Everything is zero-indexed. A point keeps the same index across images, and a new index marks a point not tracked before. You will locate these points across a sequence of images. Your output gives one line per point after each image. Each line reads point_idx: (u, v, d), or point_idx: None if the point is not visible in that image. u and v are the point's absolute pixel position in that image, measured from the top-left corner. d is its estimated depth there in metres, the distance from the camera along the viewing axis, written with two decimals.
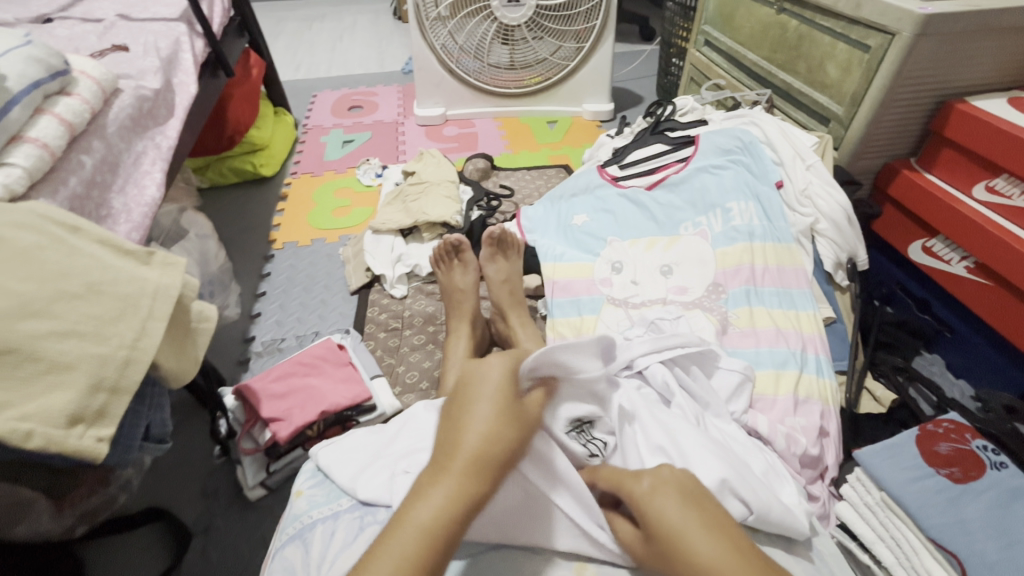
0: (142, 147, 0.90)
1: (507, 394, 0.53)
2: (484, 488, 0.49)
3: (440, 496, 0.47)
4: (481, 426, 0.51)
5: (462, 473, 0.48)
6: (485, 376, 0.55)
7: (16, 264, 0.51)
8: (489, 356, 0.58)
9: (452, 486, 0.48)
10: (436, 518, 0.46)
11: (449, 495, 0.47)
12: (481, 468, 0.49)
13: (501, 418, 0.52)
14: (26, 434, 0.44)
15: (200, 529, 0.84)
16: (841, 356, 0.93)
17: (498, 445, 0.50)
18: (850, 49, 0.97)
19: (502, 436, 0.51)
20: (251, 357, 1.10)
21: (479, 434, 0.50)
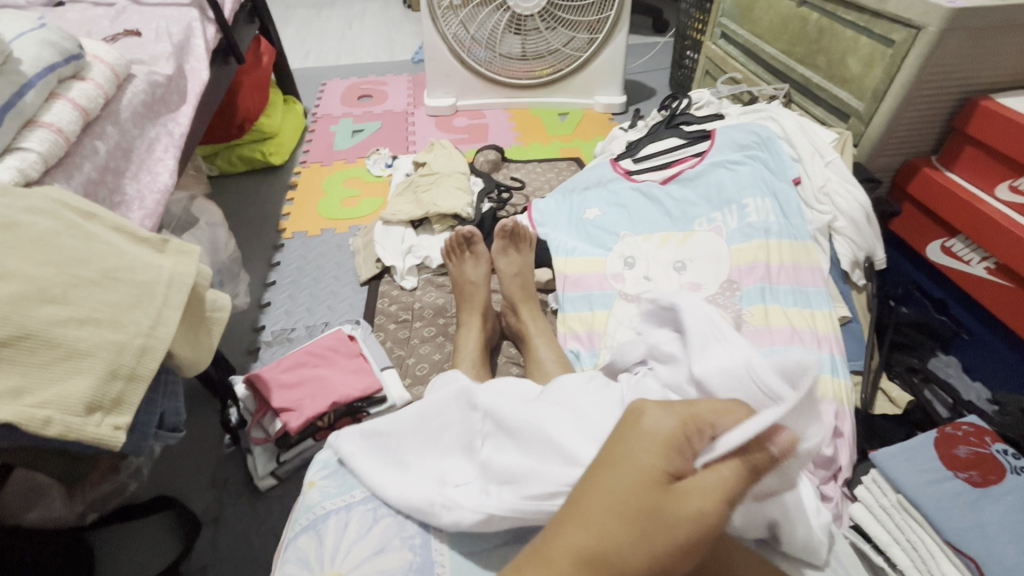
0: (155, 133, 0.89)
1: (653, 491, 0.34)
2: None
3: (586, 545, 0.33)
4: (627, 501, 0.34)
5: (639, 561, 0.33)
6: (630, 454, 0.35)
7: (32, 249, 0.51)
8: (641, 412, 0.38)
9: (616, 547, 0.33)
10: (601, 559, 0.33)
11: (600, 556, 0.33)
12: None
13: (638, 510, 0.34)
14: (45, 421, 0.44)
15: (210, 518, 0.84)
16: (856, 356, 0.91)
17: (619, 565, 0.32)
18: (873, 43, 0.96)
19: (626, 554, 0.33)
20: (261, 346, 1.10)
21: (593, 541, 0.33)
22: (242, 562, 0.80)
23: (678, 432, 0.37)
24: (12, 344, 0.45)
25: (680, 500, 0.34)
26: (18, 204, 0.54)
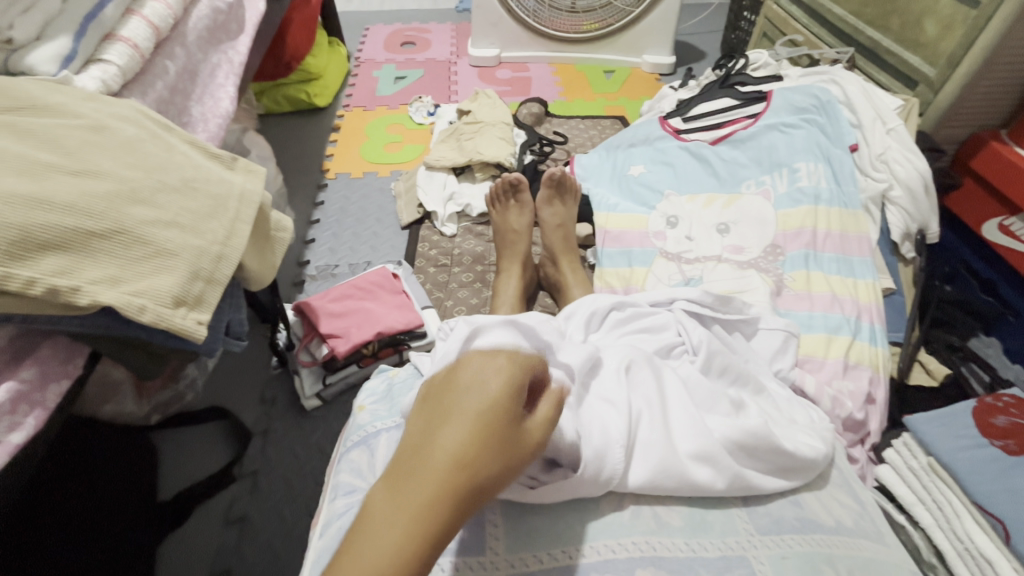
0: (217, 60, 0.90)
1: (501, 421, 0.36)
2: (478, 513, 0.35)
3: (387, 545, 0.31)
4: (458, 449, 0.34)
5: (416, 510, 0.32)
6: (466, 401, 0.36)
7: (120, 152, 0.53)
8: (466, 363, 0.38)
9: (394, 542, 0.31)
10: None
11: (392, 548, 0.31)
12: (454, 508, 0.33)
13: (486, 439, 0.35)
14: (140, 308, 0.47)
15: (259, 431, 0.90)
16: (897, 327, 0.89)
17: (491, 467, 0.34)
18: (955, 4, 0.91)
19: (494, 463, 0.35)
20: (306, 280, 1.14)
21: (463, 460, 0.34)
22: (290, 471, 0.86)
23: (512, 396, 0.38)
24: (110, 237, 0.49)
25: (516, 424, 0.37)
26: (105, 110, 0.57)
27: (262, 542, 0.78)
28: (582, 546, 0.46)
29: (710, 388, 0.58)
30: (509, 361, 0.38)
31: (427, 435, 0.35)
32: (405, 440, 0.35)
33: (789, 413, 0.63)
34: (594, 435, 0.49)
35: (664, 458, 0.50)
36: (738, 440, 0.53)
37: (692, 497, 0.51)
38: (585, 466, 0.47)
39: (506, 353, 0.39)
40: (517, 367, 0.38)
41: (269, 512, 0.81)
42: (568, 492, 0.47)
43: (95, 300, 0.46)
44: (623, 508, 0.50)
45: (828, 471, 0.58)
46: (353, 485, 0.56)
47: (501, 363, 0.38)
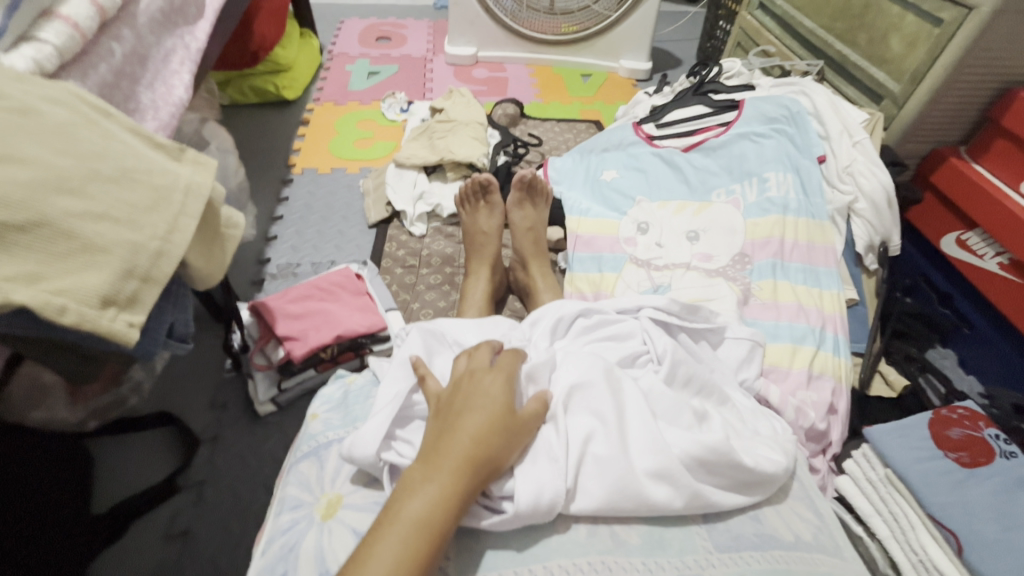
0: (171, 44, 0.85)
1: (501, 410, 0.48)
2: (477, 491, 0.44)
3: (432, 494, 0.42)
4: (475, 431, 0.46)
5: (452, 470, 0.43)
6: (473, 399, 0.49)
7: (49, 137, 0.49)
8: (472, 374, 0.52)
9: (438, 491, 0.42)
10: (430, 513, 0.41)
11: (434, 497, 0.42)
12: (477, 469, 0.44)
13: (492, 426, 0.47)
14: (61, 309, 0.44)
15: (208, 437, 0.86)
16: (859, 337, 0.92)
17: (491, 447, 0.46)
18: (920, 22, 0.93)
19: (495, 441, 0.46)
20: (266, 278, 1.09)
21: (472, 436, 0.46)
22: (240, 480, 0.81)
23: (502, 396, 0.50)
24: (30, 230, 0.45)
25: (512, 418, 0.49)
26: (35, 92, 0.52)
27: (206, 557, 0.74)
28: (535, 567, 0.44)
29: (674, 399, 0.57)
30: (503, 375, 0.52)
31: (448, 425, 0.47)
32: (428, 434, 0.47)
33: (754, 426, 0.63)
34: (531, 466, 0.48)
35: (620, 477, 0.49)
36: (698, 456, 0.51)
37: (650, 515, 0.50)
38: (519, 496, 0.45)
39: (503, 366, 0.54)
40: (509, 379, 0.52)
41: (217, 523, 0.77)
42: (515, 520, 0.46)
43: (9, 299, 0.42)
44: (579, 526, 0.48)
45: (788, 484, 0.57)
46: (300, 499, 0.52)
47: (497, 377, 0.52)
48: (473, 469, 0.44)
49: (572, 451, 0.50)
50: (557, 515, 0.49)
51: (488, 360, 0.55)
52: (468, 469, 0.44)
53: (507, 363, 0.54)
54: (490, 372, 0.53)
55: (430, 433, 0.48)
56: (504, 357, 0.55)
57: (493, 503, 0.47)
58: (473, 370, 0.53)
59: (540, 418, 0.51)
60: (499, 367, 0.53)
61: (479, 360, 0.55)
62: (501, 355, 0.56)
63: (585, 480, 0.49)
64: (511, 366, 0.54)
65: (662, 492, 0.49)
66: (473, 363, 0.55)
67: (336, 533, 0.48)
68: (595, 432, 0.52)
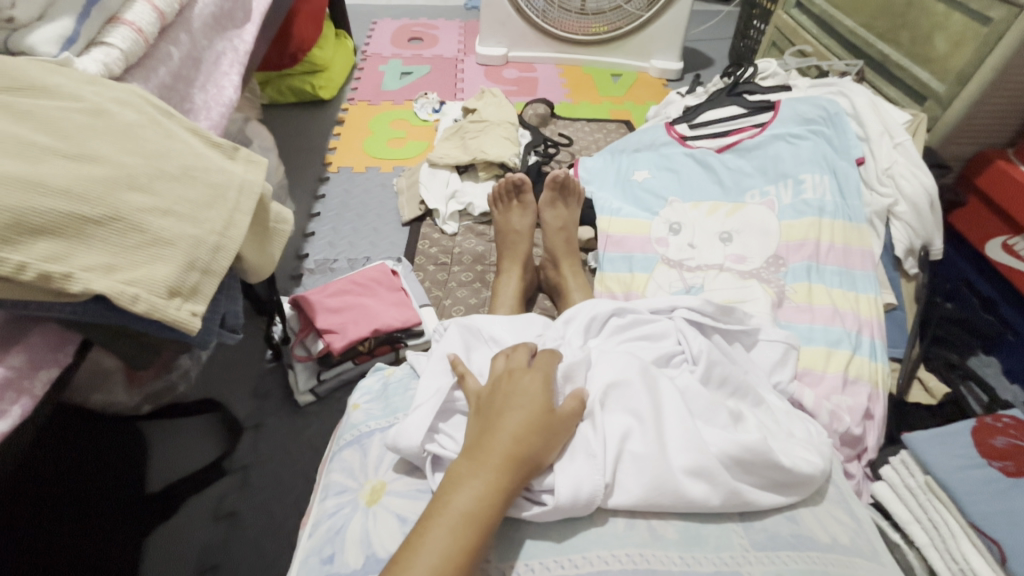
0: (221, 48, 0.89)
1: (540, 409, 0.50)
2: (519, 486, 0.45)
3: (477, 488, 0.44)
4: (516, 428, 0.48)
5: (495, 466, 0.45)
6: (513, 397, 0.51)
7: (120, 137, 0.53)
8: (511, 375, 0.54)
9: (483, 485, 0.44)
10: (476, 507, 0.43)
11: (479, 491, 0.44)
12: (519, 465, 0.46)
13: (533, 424, 0.48)
14: (133, 297, 0.47)
15: (251, 424, 0.89)
16: (897, 343, 0.90)
17: (532, 445, 0.47)
18: (967, 21, 0.90)
19: (536, 439, 0.48)
20: (304, 273, 1.13)
21: (513, 433, 0.47)
22: (281, 466, 0.85)
23: (541, 395, 0.51)
24: (105, 224, 0.48)
25: (551, 417, 0.50)
26: (107, 95, 0.56)
27: (250, 538, 0.77)
28: (574, 557, 0.46)
29: (709, 399, 0.57)
30: (541, 375, 0.54)
31: (490, 423, 0.48)
32: (471, 432, 0.49)
33: (790, 428, 0.63)
34: (569, 462, 0.49)
35: (657, 474, 0.50)
36: (735, 455, 0.52)
37: (687, 512, 0.50)
38: (559, 490, 0.47)
39: (540, 366, 0.55)
40: (546, 379, 0.53)
41: (260, 506, 0.80)
42: (555, 512, 0.47)
43: (88, 288, 0.45)
44: (617, 520, 0.49)
45: (825, 487, 0.57)
46: (345, 486, 0.55)
47: (536, 377, 0.53)
48: (516, 465, 0.46)
49: (608, 448, 0.51)
50: (594, 509, 0.50)
51: (526, 360, 0.57)
52: (510, 465, 0.45)
53: (545, 363, 0.56)
54: (528, 372, 0.54)
55: (473, 430, 0.50)
56: (541, 357, 0.57)
57: (534, 495, 0.49)
58: (512, 370, 0.55)
59: (578, 418, 0.52)
60: (536, 367, 0.55)
61: (517, 361, 0.56)
62: (539, 355, 0.57)
63: (621, 476, 0.50)
64: (548, 366, 0.55)
65: (699, 490, 0.49)
66: (511, 363, 0.56)
67: (381, 519, 0.50)
68: (631, 429, 0.53)
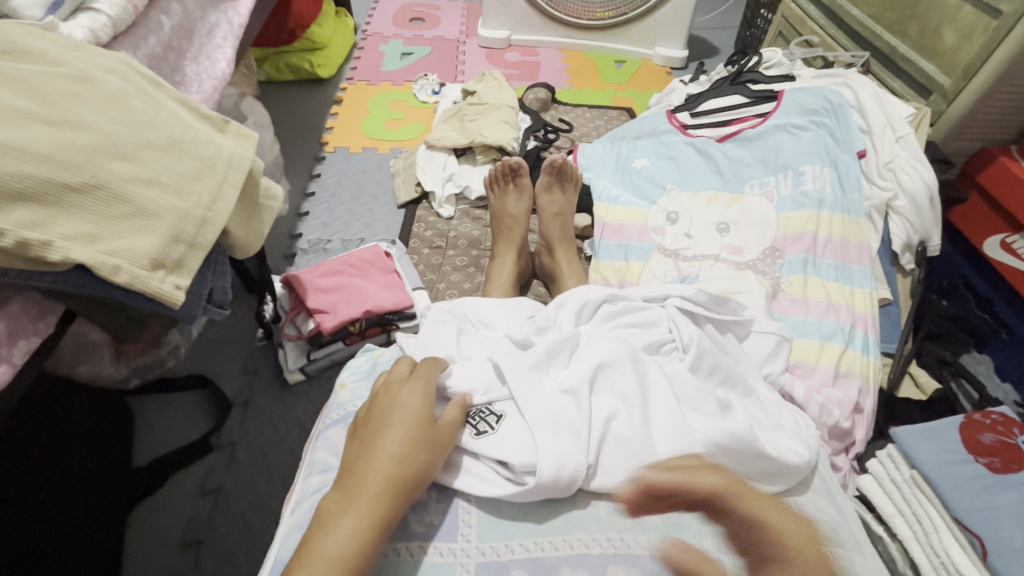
0: (215, 19, 0.87)
1: (419, 425, 0.47)
2: (398, 511, 0.43)
3: (349, 526, 0.41)
4: (395, 451, 0.45)
5: (370, 498, 0.42)
6: (391, 415, 0.47)
7: (104, 105, 0.51)
8: (390, 387, 0.50)
9: (354, 522, 0.41)
10: (350, 545, 0.40)
11: (353, 527, 0.41)
12: (398, 491, 0.43)
13: (412, 444, 0.46)
14: (114, 268, 0.46)
15: (240, 402, 0.89)
16: (889, 338, 0.90)
17: (412, 466, 0.45)
18: (977, 13, 0.89)
19: (416, 459, 0.45)
20: (297, 253, 1.12)
21: (390, 458, 0.44)
22: (268, 444, 0.84)
23: (422, 410, 0.48)
24: (88, 193, 0.47)
25: (434, 431, 0.47)
26: (93, 61, 0.55)
27: (236, 514, 0.77)
28: (555, 539, 0.46)
29: (697, 388, 0.57)
30: (422, 385, 0.50)
31: (367, 448, 0.45)
32: (346, 458, 0.46)
33: (777, 419, 0.62)
34: (554, 439, 0.48)
35: (643, 458, 0.49)
36: (720, 443, 0.52)
37: (671, 497, 0.50)
38: (541, 469, 0.46)
39: (421, 376, 0.51)
40: (428, 388, 0.50)
41: (247, 483, 0.80)
42: (535, 492, 0.47)
43: (68, 257, 0.44)
44: (599, 503, 0.49)
45: (809, 478, 0.57)
46: (328, 464, 0.54)
47: (416, 388, 0.50)
48: (392, 492, 0.43)
49: (592, 429, 0.51)
50: (577, 491, 0.49)
51: (406, 368, 0.53)
52: (386, 493, 0.43)
53: (427, 370, 0.52)
54: (408, 382, 0.50)
55: (348, 456, 0.47)
56: (422, 363, 0.53)
57: (516, 476, 0.48)
58: (390, 383, 0.51)
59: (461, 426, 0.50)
60: (416, 375, 0.51)
61: (396, 371, 0.52)
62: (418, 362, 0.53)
63: (605, 457, 0.50)
64: (430, 373, 0.52)
65: (683, 472, 0.49)
66: (390, 374, 0.52)
67: None
68: (618, 411, 0.53)
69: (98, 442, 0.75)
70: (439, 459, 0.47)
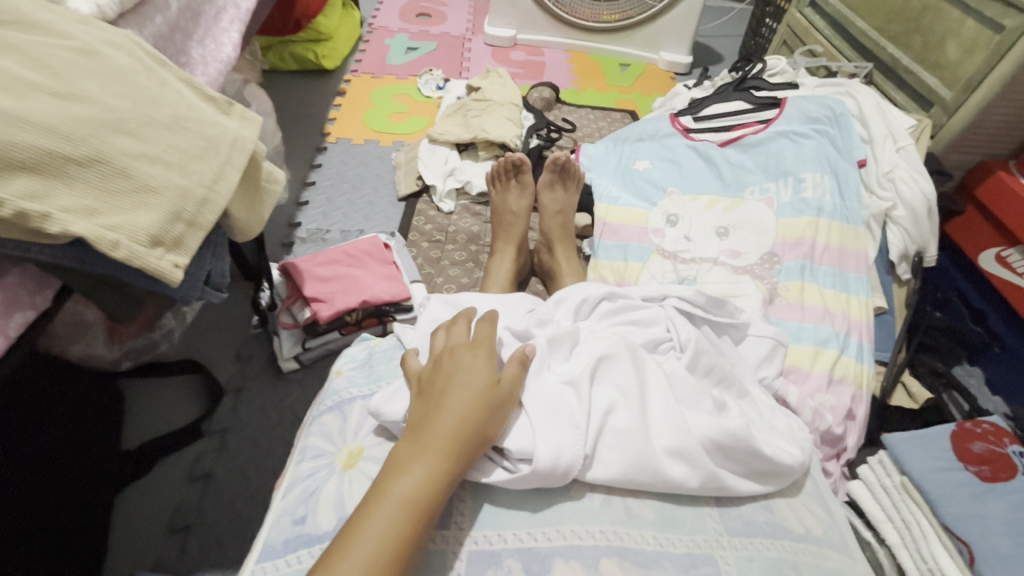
0: (223, 3, 0.86)
1: (488, 385, 0.47)
2: (466, 465, 0.44)
3: (421, 473, 0.42)
4: (463, 408, 0.45)
5: (439, 451, 0.43)
6: (460, 375, 0.48)
7: (110, 79, 0.51)
8: (455, 350, 0.51)
9: (426, 470, 0.42)
10: (418, 492, 0.41)
11: (422, 476, 0.42)
12: (466, 445, 0.44)
13: (478, 402, 0.46)
14: (113, 244, 0.46)
15: (233, 388, 0.88)
16: (884, 347, 0.90)
17: (480, 423, 0.45)
18: (980, 27, 0.90)
19: (484, 418, 0.46)
20: (296, 242, 1.12)
21: (459, 413, 0.45)
22: (259, 432, 0.84)
23: (489, 371, 0.49)
24: (89, 166, 0.46)
25: (500, 392, 0.48)
26: (99, 35, 0.54)
27: (224, 500, 0.77)
28: (548, 530, 0.45)
29: (694, 386, 0.56)
30: (485, 351, 0.51)
31: (434, 404, 0.46)
32: (414, 412, 0.47)
33: (771, 421, 0.62)
34: (552, 427, 0.48)
35: (639, 452, 0.49)
36: (716, 440, 0.52)
37: (665, 492, 0.50)
38: (538, 457, 0.46)
39: (485, 342, 0.52)
40: (490, 354, 0.51)
41: (235, 469, 0.80)
42: (531, 480, 0.46)
43: (67, 230, 0.44)
44: (592, 495, 0.49)
45: (802, 480, 0.57)
46: (322, 449, 0.54)
47: (479, 353, 0.50)
48: (462, 446, 0.44)
49: (590, 419, 0.51)
50: (572, 483, 0.49)
51: (467, 334, 0.54)
52: (457, 445, 0.44)
53: (487, 336, 0.53)
54: (471, 347, 0.51)
55: (413, 412, 0.47)
56: (481, 330, 0.54)
57: (512, 463, 0.48)
58: (455, 346, 0.52)
59: (522, 384, 0.51)
60: (479, 342, 0.52)
61: (459, 337, 0.53)
62: (480, 328, 0.54)
63: (602, 448, 0.50)
64: (491, 339, 0.53)
65: (677, 466, 0.49)
66: (451, 340, 0.53)
67: (355, 482, 0.50)
68: (616, 404, 0.53)
69: (86, 424, 0.73)
70: (504, 421, 0.48)
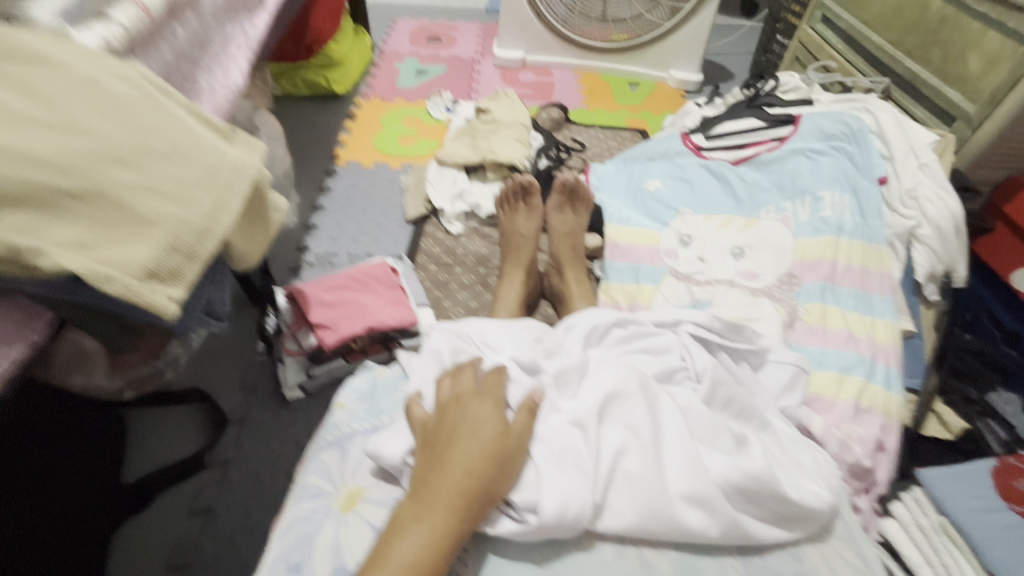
0: (231, 32, 0.87)
1: (496, 436, 0.45)
2: (472, 523, 0.41)
3: (424, 534, 0.39)
4: (469, 462, 0.43)
5: (444, 509, 0.40)
6: (465, 426, 0.45)
7: (110, 110, 0.50)
8: (461, 399, 0.48)
9: (429, 531, 0.39)
10: (421, 556, 0.38)
11: (425, 537, 0.39)
12: (472, 502, 0.41)
13: (485, 456, 0.43)
14: (107, 277, 0.45)
15: (236, 418, 0.87)
16: (914, 373, 0.85)
17: (487, 477, 0.42)
18: (1004, 38, 0.87)
19: (492, 472, 0.43)
20: (303, 266, 1.11)
21: (464, 469, 0.42)
22: (263, 464, 0.82)
23: (497, 422, 0.46)
24: (82, 199, 0.46)
25: (508, 444, 0.45)
26: (100, 64, 0.53)
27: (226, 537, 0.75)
28: None
29: (711, 421, 0.53)
30: (493, 399, 0.48)
31: (438, 457, 0.43)
32: (417, 466, 0.44)
33: (795, 457, 0.58)
34: (558, 474, 0.46)
35: (652, 499, 0.46)
36: (738, 484, 0.48)
37: (682, 541, 0.47)
38: (545, 507, 0.43)
39: (492, 390, 0.49)
40: (498, 402, 0.48)
41: (238, 503, 0.78)
42: (538, 532, 0.44)
43: (60, 266, 0.43)
44: (603, 545, 0.46)
45: (832, 522, 0.53)
46: (320, 489, 0.52)
47: (486, 401, 0.48)
48: (467, 503, 0.41)
49: (599, 464, 0.48)
50: (582, 532, 0.46)
51: (474, 382, 0.51)
52: (462, 503, 0.41)
53: (496, 384, 0.50)
54: (478, 395, 0.49)
55: (417, 465, 0.45)
56: (490, 377, 0.51)
57: (517, 513, 0.45)
58: (462, 395, 0.49)
59: (531, 433, 0.48)
60: (487, 390, 0.49)
61: (466, 384, 0.51)
62: (488, 376, 0.51)
63: (612, 496, 0.47)
64: (499, 388, 0.50)
65: (694, 514, 0.46)
66: (458, 387, 0.50)
67: (354, 527, 0.47)
68: (627, 445, 0.49)
69: (88, 455, 0.72)
70: (512, 476, 0.45)
